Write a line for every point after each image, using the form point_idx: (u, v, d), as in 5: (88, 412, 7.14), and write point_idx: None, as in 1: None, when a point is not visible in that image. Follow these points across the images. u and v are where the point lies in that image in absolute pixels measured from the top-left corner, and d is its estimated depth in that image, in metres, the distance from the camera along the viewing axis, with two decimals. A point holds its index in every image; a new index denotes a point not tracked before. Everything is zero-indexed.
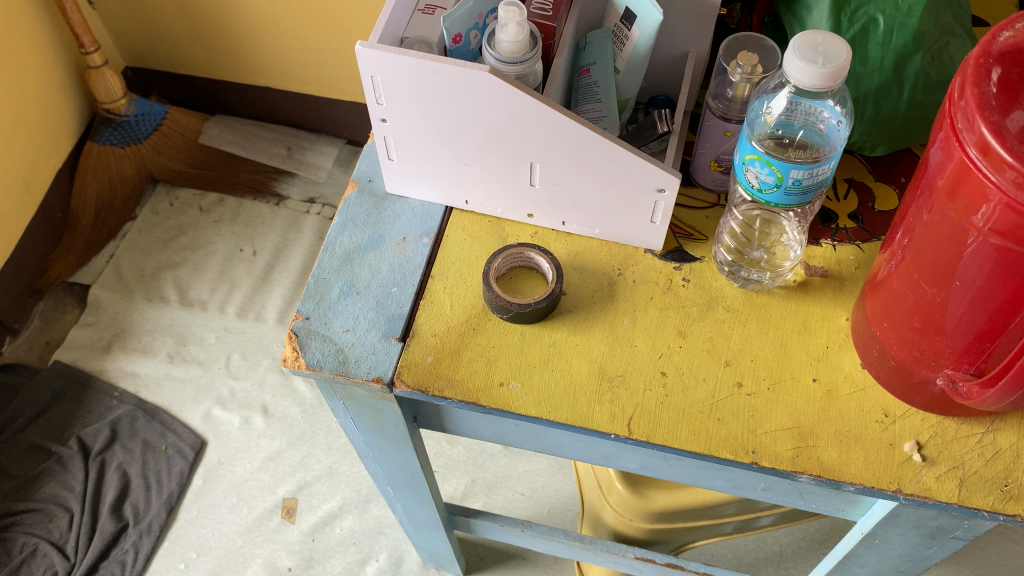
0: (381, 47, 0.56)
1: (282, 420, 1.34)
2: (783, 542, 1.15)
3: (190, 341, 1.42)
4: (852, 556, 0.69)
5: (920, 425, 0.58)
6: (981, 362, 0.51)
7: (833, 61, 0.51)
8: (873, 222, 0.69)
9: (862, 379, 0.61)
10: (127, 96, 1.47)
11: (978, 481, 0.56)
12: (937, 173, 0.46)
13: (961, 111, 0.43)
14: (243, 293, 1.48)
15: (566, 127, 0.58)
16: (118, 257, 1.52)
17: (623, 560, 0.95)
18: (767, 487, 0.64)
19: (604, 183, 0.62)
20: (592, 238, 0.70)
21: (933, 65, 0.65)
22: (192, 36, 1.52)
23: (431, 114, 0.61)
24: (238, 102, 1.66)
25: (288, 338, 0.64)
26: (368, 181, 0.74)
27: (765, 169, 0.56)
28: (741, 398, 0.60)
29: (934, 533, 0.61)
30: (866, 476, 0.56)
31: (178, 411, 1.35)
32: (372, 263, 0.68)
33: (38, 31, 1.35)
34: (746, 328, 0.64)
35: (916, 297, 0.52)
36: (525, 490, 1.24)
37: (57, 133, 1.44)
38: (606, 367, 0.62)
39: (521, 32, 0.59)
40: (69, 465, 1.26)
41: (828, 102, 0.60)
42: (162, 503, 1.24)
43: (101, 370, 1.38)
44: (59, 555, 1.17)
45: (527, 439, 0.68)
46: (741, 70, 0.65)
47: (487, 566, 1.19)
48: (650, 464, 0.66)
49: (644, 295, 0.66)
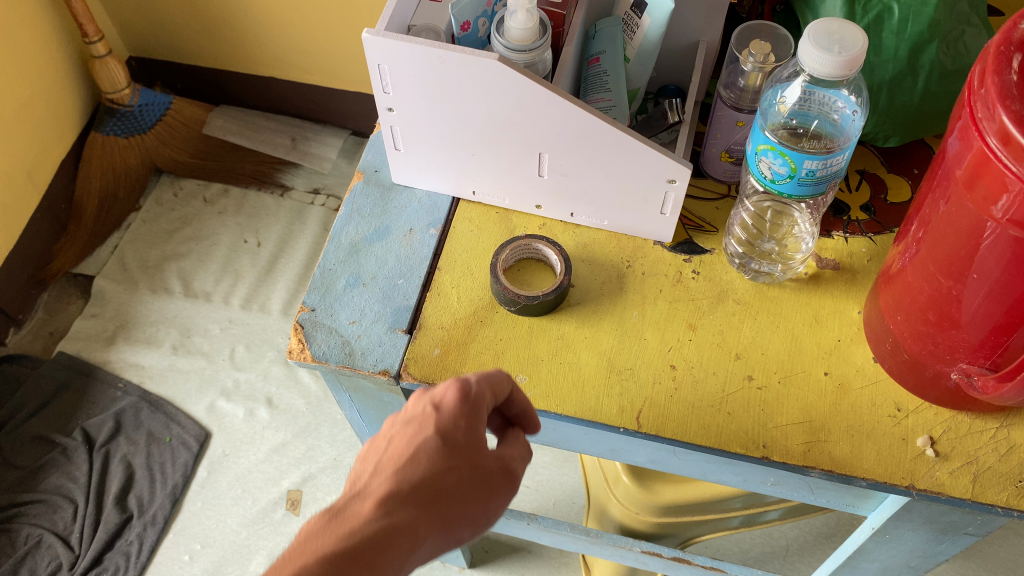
0: (387, 34, 0.55)
1: (286, 412, 1.33)
2: (790, 536, 1.14)
3: (195, 333, 1.42)
4: (862, 551, 0.69)
5: (933, 419, 0.57)
6: (997, 356, 0.50)
7: (849, 49, 0.50)
8: (885, 214, 0.68)
9: (874, 373, 0.60)
10: (131, 86, 1.46)
11: (993, 476, 0.55)
12: (955, 163, 0.45)
13: (982, 99, 0.42)
14: (248, 283, 1.47)
15: (575, 117, 0.57)
16: (122, 247, 1.51)
17: (629, 554, 0.94)
18: (777, 482, 0.62)
19: (614, 174, 0.62)
20: (601, 229, 0.69)
21: (948, 54, 0.64)
22: (196, 25, 1.50)
23: (438, 103, 0.60)
24: (243, 92, 1.65)
25: (294, 330, 0.63)
26: (374, 171, 0.73)
27: (778, 159, 0.55)
28: (752, 392, 0.60)
29: (945, 529, 0.60)
30: (879, 471, 0.56)
31: (182, 402, 1.35)
32: (378, 254, 0.68)
33: (42, 20, 1.34)
34: (757, 321, 0.63)
35: (931, 290, 0.51)
36: (530, 482, 1.24)
37: (60, 123, 1.43)
38: (614, 360, 0.62)
39: (530, 20, 0.58)
40: (73, 456, 1.26)
41: (842, 91, 0.59)
42: (166, 494, 1.24)
43: (106, 361, 1.38)
44: (64, 546, 1.17)
45: (534, 432, 0.66)
46: (753, 59, 0.63)
47: (492, 559, 1.19)
48: (659, 459, 0.64)
49: (654, 287, 0.66)
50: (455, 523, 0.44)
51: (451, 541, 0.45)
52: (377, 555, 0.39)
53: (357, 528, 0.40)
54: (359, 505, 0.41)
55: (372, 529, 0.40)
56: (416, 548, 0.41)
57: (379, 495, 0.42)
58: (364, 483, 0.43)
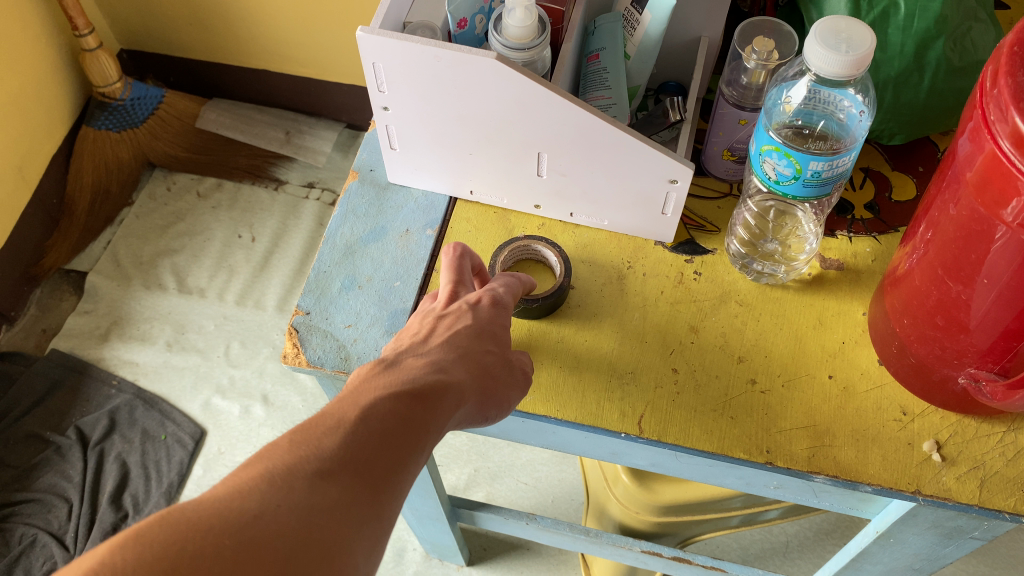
0: (382, 32, 0.54)
1: (282, 409, 1.32)
2: (790, 533, 1.14)
3: (189, 329, 1.40)
4: (865, 553, 0.68)
5: (939, 424, 0.57)
6: (1006, 361, 0.49)
7: (857, 48, 0.49)
8: (890, 213, 0.67)
9: (879, 376, 0.59)
10: (122, 79, 1.44)
11: (1001, 481, 0.54)
12: (965, 166, 0.44)
13: (994, 101, 0.40)
14: (242, 279, 1.46)
15: (576, 116, 0.56)
16: (115, 243, 1.50)
17: (629, 553, 0.93)
18: (779, 486, 0.60)
19: (615, 174, 0.60)
20: (600, 229, 0.68)
21: (955, 50, 0.63)
22: (188, 17, 1.48)
23: (434, 103, 0.59)
24: (236, 86, 1.63)
25: (288, 334, 0.62)
26: (369, 170, 0.72)
27: (782, 160, 0.54)
28: (755, 396, 0.59)
29: (951, 533, 0.59)
30: (884, 476, 0.55)
31: (177, 400, 1.33)
32: (374, 256, 0.66)
33: (32, 14, 1.32)
34: (760, 323, 0.62)
35: (939, 293, 0.50)
36: (529, 479, 1.23)
37: (51, 117, 1.42)
38: (616, 364, 0.61)
39: (529, 17, 0.57)
40: (67, 455, 1.25)
41: (849, 90, 0.58)
42: (162, 493, 1.22)
43: (99, 359, 1.37)
44: (59, 546, 1.16)
45: (534, 435, 0.64)
46: (756, 56, 0.62)
47: (490, 556, 1.18)
48: (660, 462, 0.62)
49: (655, 289, 0.65)
50: (487, 394, 0.51)
51: (482, 413, 0.51)
52: (432, 394, 0.45)
53: (418, 374, 0.46)
54: (414, 361, 0.48)
55: (429, 375, 0.47)
56: (460, 401, 0.48)
57: (431, 356, 0.49)
58: (413, 349, 0.50)
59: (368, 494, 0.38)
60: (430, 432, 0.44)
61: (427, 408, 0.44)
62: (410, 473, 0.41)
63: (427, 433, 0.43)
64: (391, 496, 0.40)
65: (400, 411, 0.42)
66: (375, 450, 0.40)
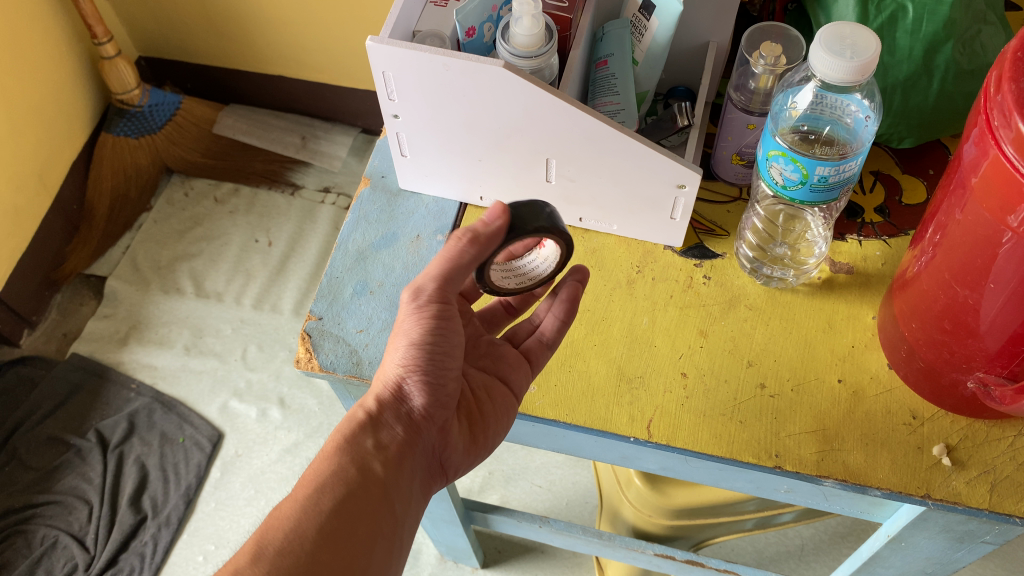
0: (392, 42, 0.55)
1: (299, 412, 1.33)
2: (805, 536, 1.14)
3: (207, 333, 1.42)
4: (877, 557, 0.68)
5: (950, 427, 0.56)
6: (1014, 365, 0.49)
7: (861, 54, 0.49)
8: (900, 217, 0.67)
9: (889, 379, 0.59)
10: (140, 86, 1.47)
11: (1010, 486, 0.54)
12: (971, 171, 0.44)
13: (997, 107, 0.40)
14: (259, 284, 1.48)
15: (583, 123, 0.56)
16: (134, 247, 1.52)
17: (641, 556, 0.93)
18: (790, 489, 0.60)
19: (623, 179, 0.61)
20: (611, 234, 0.68)
21: (964, 53, 0.63)
22: (204, 25, 1.51)
23: (444, 110, 0.59)
24: (251, 91, 1.65)
25: (301, 339, 0.63)
26: (380, 177, 0.73)
27: (789, 165, 0.54)
28: (764, 399, 0.59)
29: (962, 537, 0.59)
30: (894, 481, 0.55)
31: (195, 402, 1.35)
32: (385, 261, 0.67)
33: (52, 23, 1.35)
34: (770, 327, 0.62)
35: (947, 298, 0.50)
36: (543, 482, 1.23)
37: (70, 124, 1.44)
38: (624, 368, 0.61)
39: (536, 25, 0.58)
40: (87, 457, 1.27)
41: (855, 94, 0.58)
42: (180, 494, 1.24)
43: (118, 362, 1.39)
44: (80, 547, 1.18)
45: (545, 439, 0.65)
46: (764, 61, 0.62)
47: (504, 559, 1.19)
48: (670, 466, 0.62)
49: (664, 293, 0.65)
50: (406, 389, 0.54)
51: (418, 387, 0.54)
52: (332, 451, 0.52)
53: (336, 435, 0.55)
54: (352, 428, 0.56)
55: (330, 434, 0.54)
56: (370, 425, 0.53)
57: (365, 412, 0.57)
58: None
59: (301, 563, 0.47)
60: (350, 476, 0.51)
61: (334, 466, 0.51)
62: (352, 517, 0.50)
63: (344, 478, 0.51)
64: (334, 549, 0.48)
65: (311, 485, 0.50)
66: (297, 525, 0.48)
